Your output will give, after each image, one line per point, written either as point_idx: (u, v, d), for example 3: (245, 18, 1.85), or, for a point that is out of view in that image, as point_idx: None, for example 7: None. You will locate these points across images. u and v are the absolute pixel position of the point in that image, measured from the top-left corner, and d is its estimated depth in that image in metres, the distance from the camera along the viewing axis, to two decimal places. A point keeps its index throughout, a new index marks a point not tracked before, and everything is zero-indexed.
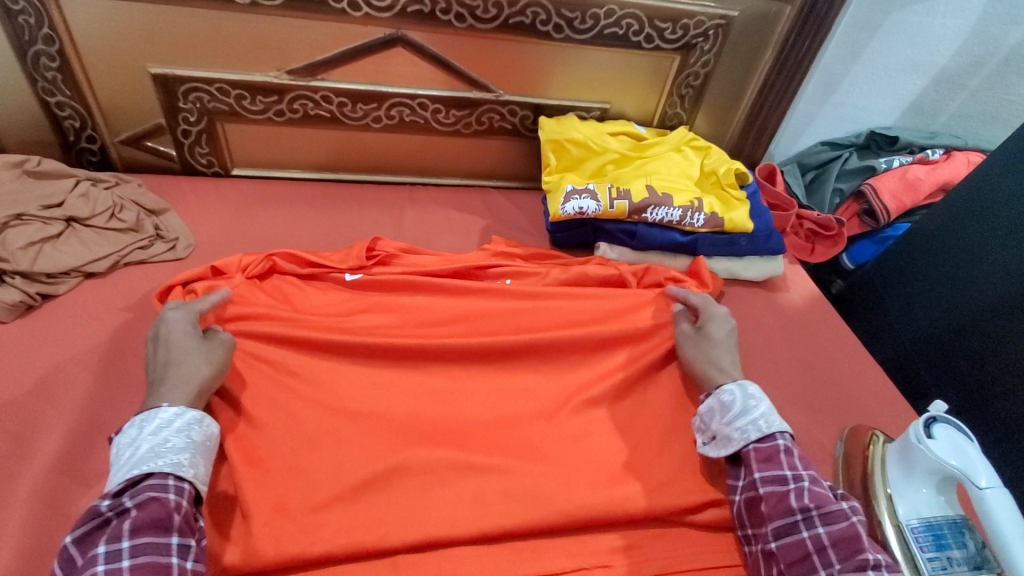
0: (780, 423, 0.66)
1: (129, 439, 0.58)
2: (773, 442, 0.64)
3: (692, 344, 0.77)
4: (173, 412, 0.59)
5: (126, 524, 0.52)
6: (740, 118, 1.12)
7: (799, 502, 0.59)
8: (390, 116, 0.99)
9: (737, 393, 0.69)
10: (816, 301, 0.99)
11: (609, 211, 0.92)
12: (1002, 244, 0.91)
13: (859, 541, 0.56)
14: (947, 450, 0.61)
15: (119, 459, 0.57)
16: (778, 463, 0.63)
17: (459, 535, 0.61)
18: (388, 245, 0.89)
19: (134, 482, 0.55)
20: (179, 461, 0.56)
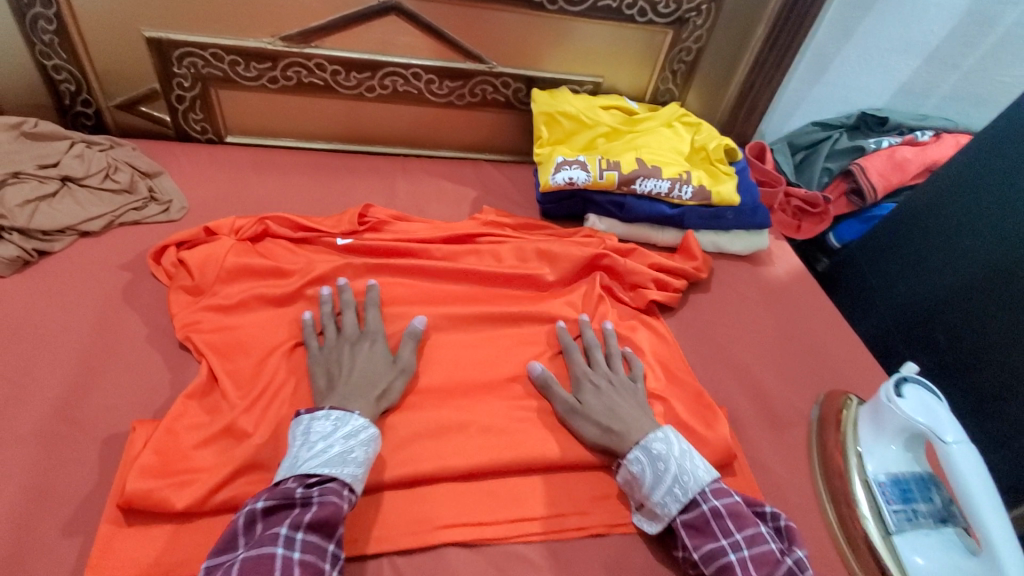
0: (694, 479, 0.61)
1: (322, 433, 0.58)
2: (698, 507, 0.59)
3: (580, 417, 0.68)
4: (363, 424, 0.60)
5: (306, 516, 0.52)
6: (732, 96, 1.13)
7: (745, 574, 0.55)
8: (384, 85, 1.00)
9: (644, 459, 0.62)
10: (800, 275, 1.01)
11: (598, 181, 0.94)
12: (985, 221, 0.92)
13: None
14: (914, 408, 0.63)
15: (304, 445, 0.57)
16: (712, 534, 0.58)
17: (443, 485, 0.62)
18: (380, 212, 0.91)
19: (319, 478, 0.55)
20: (355, 474, 0.57)
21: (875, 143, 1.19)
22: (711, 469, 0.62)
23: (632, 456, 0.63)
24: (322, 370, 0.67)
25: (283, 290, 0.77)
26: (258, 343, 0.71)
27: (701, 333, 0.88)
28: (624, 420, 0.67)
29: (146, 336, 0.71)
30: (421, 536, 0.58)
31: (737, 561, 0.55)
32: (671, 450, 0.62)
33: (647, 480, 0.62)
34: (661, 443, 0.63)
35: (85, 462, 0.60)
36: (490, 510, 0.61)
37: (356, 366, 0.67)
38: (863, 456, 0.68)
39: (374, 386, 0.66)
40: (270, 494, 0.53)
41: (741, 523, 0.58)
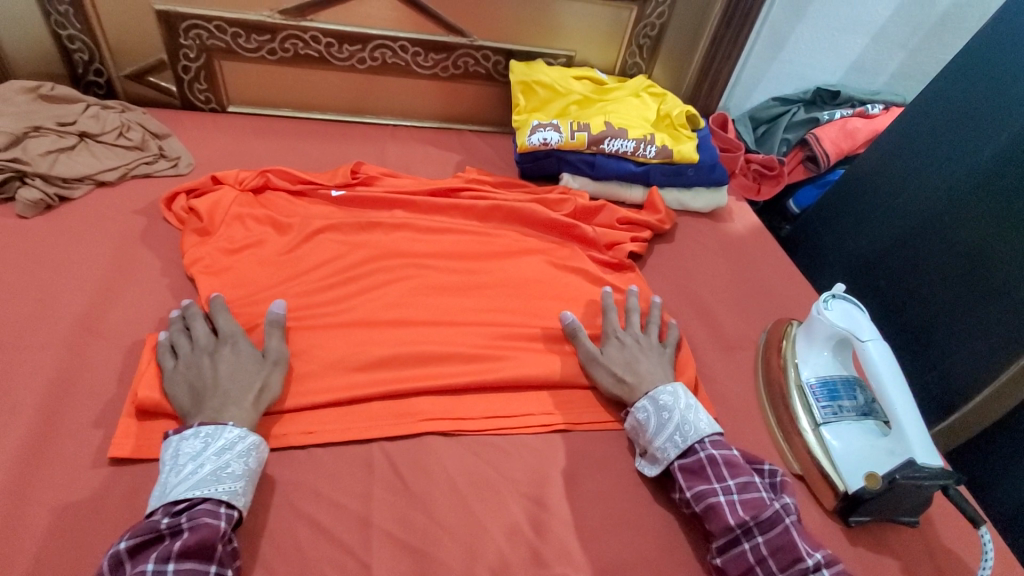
0: (694, 428, 0.66)
1: (191, 453, 0.56)
2: (695, 454, 0.64)
3: (598, 367, 0.74)
4: (237, 435, 0.58)
5: (175, 545, 0.50)
6: (694, 70, 1.23)
7: (736, 517, 0.59)
8: (374, 57, 1.09)
9: (650, 408, 0.68)
10: (756, 229, 1.11)
11: (570, 141, 1.03)
12: (921, 173, 1.00)
13: (797, 546, 0.57)
14: (840, 318, 0.72)
15: (173, 470, 0.55)
16: (706, 478, 0.63)
17: (426, 390, 0.70)
18: (370, 169, 0.99)
19: (189, 503, 0.53)
20: (234, 488, 0.55)
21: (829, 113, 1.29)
22: (713, 423, 0.67)
23: (639, 405, 0.69)
24: (183, 384, 0.62)
25: (283, 231, 0.85)
26: (260, 274, 0.79)
27: (663, 275, 0.97)
28: (638, 372, 0.72)
29: (159, 269, 0.79)
30: (407, 426, 0.67)
31: (728, 502, 0.60)
32: (676, 403, 0.67)
33: (650, 427, 0.67)
34: (669, 395, 0.68)
35: (108, 367, 0.68)
36: (468, 407, 0.70)
37: (220, 372, 0.63)
38: (797, 365, 0.77)
39: (247, 387, 0.62)
40: (135, 531, 0.51)
41: (734, 471, 0.63)
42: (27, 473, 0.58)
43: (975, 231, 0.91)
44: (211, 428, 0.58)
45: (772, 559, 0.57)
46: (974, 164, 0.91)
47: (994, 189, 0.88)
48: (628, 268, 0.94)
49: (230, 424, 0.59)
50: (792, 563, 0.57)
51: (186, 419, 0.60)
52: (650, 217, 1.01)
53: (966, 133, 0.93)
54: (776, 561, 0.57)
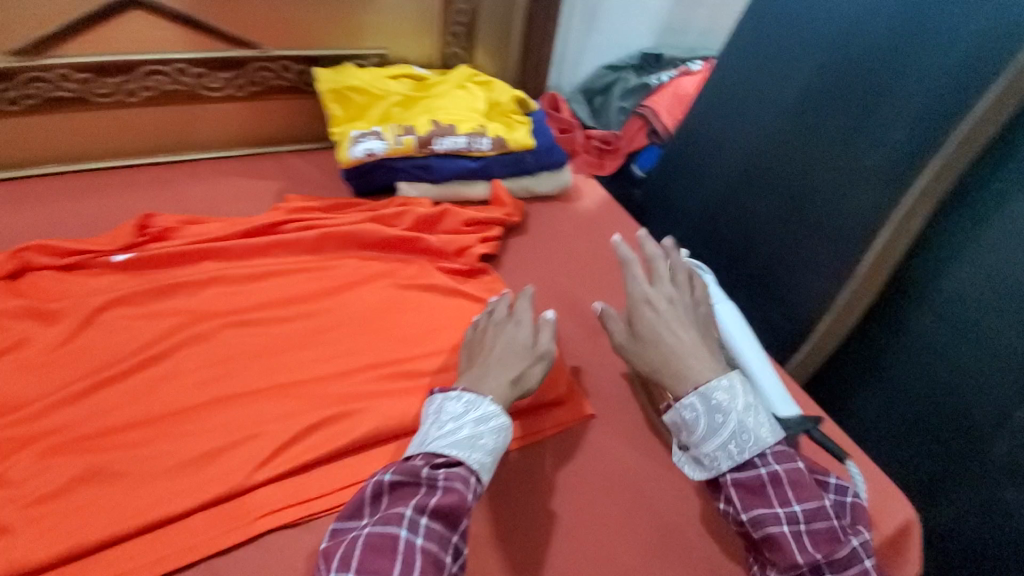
0: (756, 436, 0.58)
1: (454, 414, 0.58)
2: (754, 469, 0.58)
3: (633, 352, 0.68)
4: (495, 410, 0.58)
5: (430, 499, 0.51)
6: (516, 53, 1.18)
7: (805, 557, 0.54)
8: (147, 87, 0.92)
9: (701, 407, 0.60)
10: (606, 203, 1.10)
11: (396, 147, 0.95)
12: (741, 121, 1.02)
13: None
14: (686, 284, 0.73)
15: (436, 424, 0.58)
16: (767, 500, 0.57)
17: (262, 477, 0.59)
18: (165, 219, 0.84)
19: (446, 460, 0.54)
20: (481, 461, 0.55)
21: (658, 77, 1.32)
22: (775, 429, 0.60)
23: (686, 402, 0.61)
24: (467, 351, 0.68)
25: (52, 322, 0.69)
26: (25, 385, 0.63)
27: (521, 273, 0.93)
28: (682, 356, 0.64)
29: None
30: (244, 528, 0.56)
31: (794, 536, 0.55)
32: (733, 403, 0.59)
33: (699, 428, 0.60)
34: (724, 393, 0.60)
35: None
36: (318, 482, 0.60)
37: (497, 346, 0.67)
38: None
39: (510, 368, 0.64)
40: (398, 467, 0.54)
41: (802, 494, 0.57)
42: None
43: (794, 170, 0.94)
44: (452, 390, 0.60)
45: None
46: (783, 107, 0.95)
47: (803, 125, 0.92)
48: (483, 271, 0.89)
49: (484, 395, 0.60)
50: None
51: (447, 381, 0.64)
52: (498, 213, 0.96)
53: (773, 76, 0.97)
54: None
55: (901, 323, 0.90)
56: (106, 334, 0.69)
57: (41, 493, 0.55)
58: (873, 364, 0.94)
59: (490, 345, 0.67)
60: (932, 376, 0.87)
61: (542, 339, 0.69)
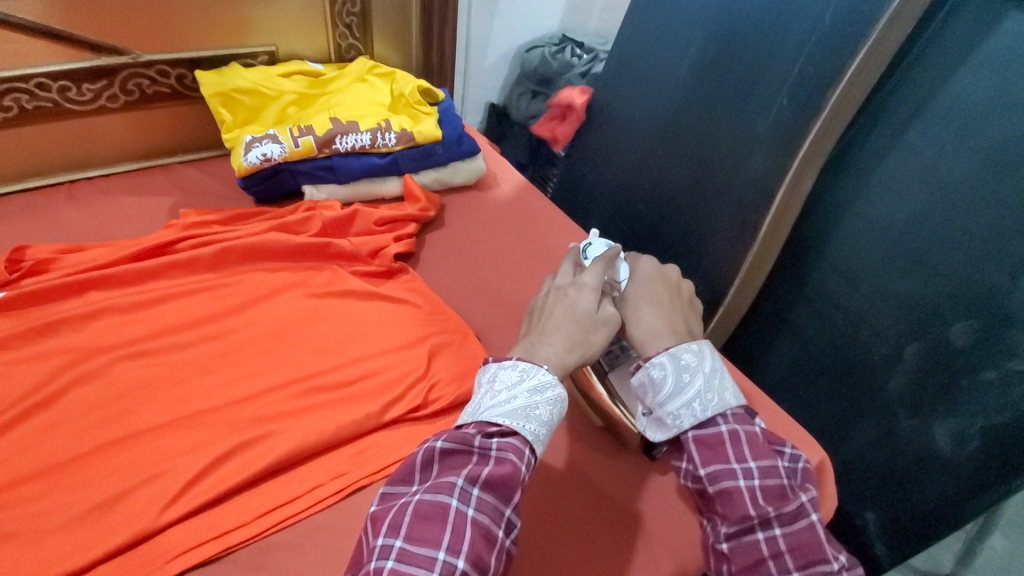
0: (719, 397, 0.59)
1: (509, 382, 0.55)
2: (714, 426, 0.58)
3: (622, 317, 0.66)
4: (550, 379, 0.55)
5: (483, 471, 0.49)
6: (416, 42, 1.14)
7: (756, 509, 0.54)
8: (5, 106, 0.84)
9: (669, 367, 0.60)
10: (523, 187, 1.10)
11: (295, 150, 0.90)
12: (645, 98, 1.05)
13: (815, 544, 0.53)
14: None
15: (490, 393, 0.55)
16: (723, 456, 0.57)
17: (171, 517, 0.55)
18: (39, 251, 0.76)
19: (499, 430, 0.52)
20: (536, 432, 0.53)
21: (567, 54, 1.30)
22: (738, 394, 0.60)
23: (655, 361, 0.61)
24: (532, 313, 0.65)
25: None
26: None
27: (441, 269, 0.92)
28: (666, 324, 0.64)
29: None
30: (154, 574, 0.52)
31: (747, 489, 0.55)
32: (700, 365, 0.60)
33: (666, 387, 0.59)
34: (692, 356, 0.60)
35: None
36: (235, 512, 0.57)
37: (556, 313, 0.62)
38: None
39: (557, 338, 0.60)
40: (451, 434, 0.52)
41: (757, 453, 0.56)
42: None
43: (695, 141, 0.97)
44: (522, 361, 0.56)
45: (789, 555, 0.53)
46: (680, 80, 0.98)
47: (700, 97, 0.95)
48: (399, 271, 0.87)
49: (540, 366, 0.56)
50: (808, 560, 0.53)
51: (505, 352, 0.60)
52: (411, 209, 0.94)
53: (667, 53, 1.00)
54: (793, 557, 0.53)
55: (803, 279, 0.95)
56: None
57: None
58: (782, 320, 1.01)
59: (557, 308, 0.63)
60: (832, 325, 0.93)
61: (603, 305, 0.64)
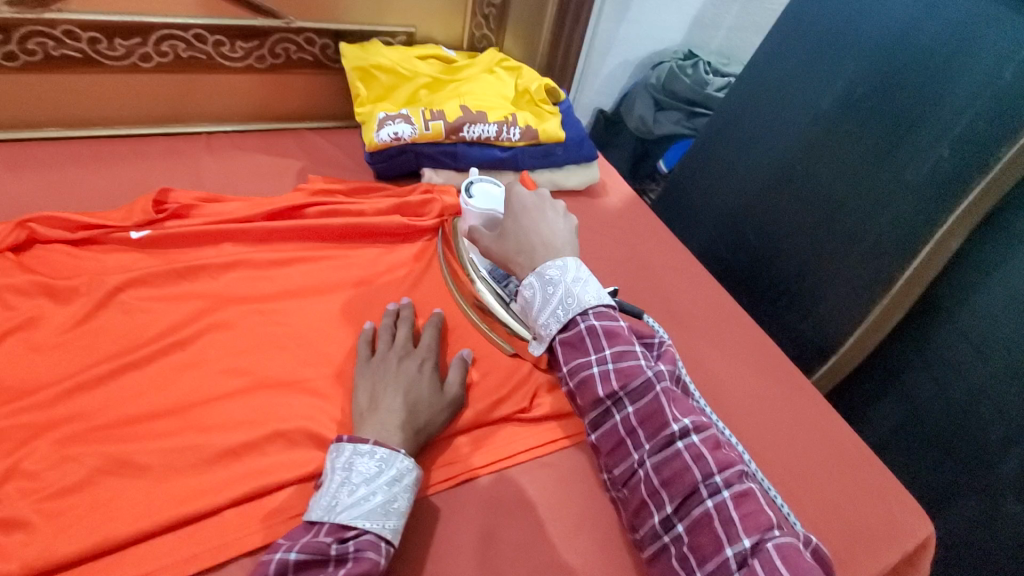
0: (578, 300, 0.66)
1: (366, 475, 0.53)
2: (574, 327, 0.65)
3: (495, 242, 0.73)
4: (407, 466, 0.55)
5: (341, 574, 0.47)
6: (546, 37, 1.15)
7: (606, 389, 0.61)
8: (162, 52, 0.87)
9: (536, 284, 0.67)
10: (631, 200, 1.08)
11: (425, 133, 0.91)
12: (774, 126, 1.02)
13: (662, 413, 0.58)
14: (484, 203, 0.79)
15: (345, 487, 0.52)
16: (583, 350, 0.64)
17: (295, 477, 0.56)
18: (182, 196, 0.79)
19: (356, 531, 0.50)
20: (396, 526, 0.52)
21: (691, 70, 1.28)
22: (600, 295, 0.67)
23: (526, 283, 0.68)
24: (366, 385, 0.63)
25: (67, 303, 0.65)
26: (39, 368, 0.59)
27: None
28: (533, 244, 0.70)
29: None
30: (275, 529, 0.53)
31: (599, 374, 0.62)
32: (563, 277, 0.67)
33: (535, 302, 0.67)
34: (556, 269, 0.67)
35: None
36: None
37: (402, 384, 0.62)
38: (473, 261, 0.78)
39: (418, 414, 0.60)
40: (302, 546, 0.48)
41: (614, 340, 0.63)
42: None
43: (826, 179, 0.95)
44: (383, 447, 0.55)
45: (641, 428, 0.59)
46: (818, 114, 0.95)
47: (838, 134, 0.93)
48: None
49: (402, 451, 0.56)
50: (659, 429, 0.58)
51: (359, 427, 0.58)
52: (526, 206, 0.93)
53: (806, 82, 0.97)
54: (645, 429, 0.59)
55: (920, 338, 0.91)
56: (124, 318, 0.65)
57: (56, 486, 0.51)
58: (889, 374, 0.96)
59: (390, 388, 0.62)
60: (944, 389, 0.88)
61: (449, 381, 0.65)
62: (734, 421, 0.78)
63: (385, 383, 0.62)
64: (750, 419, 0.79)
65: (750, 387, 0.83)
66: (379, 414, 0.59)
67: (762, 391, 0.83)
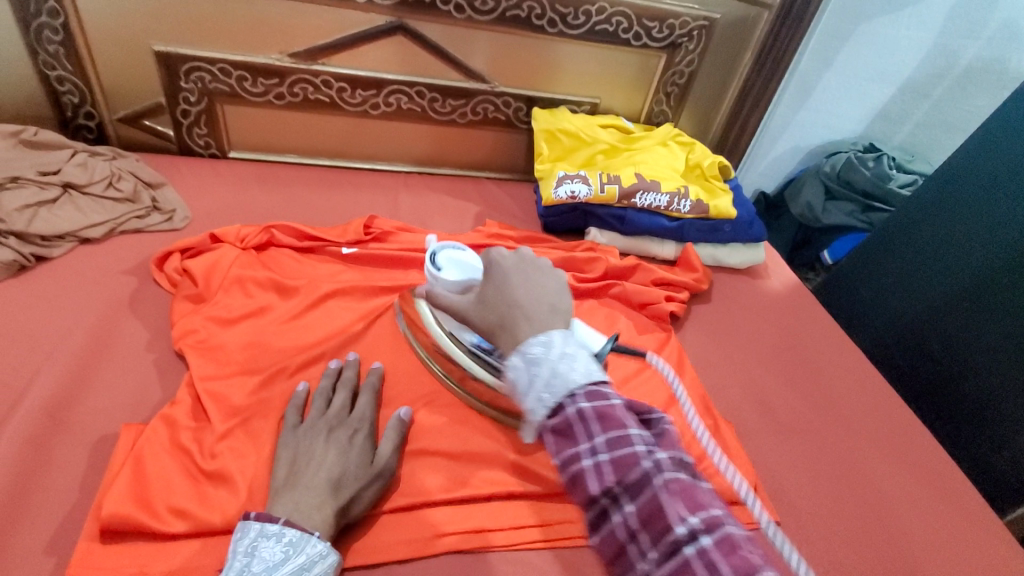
0: (565, 380, 0.46)
1: (269, 562, 0.46)
2: (561, 411, 0.45)
3: (474, 310, 0.58)
4: (320, 552, 0.48)
5: None
6: (721, 118, 1.18)
7: (599, 487, 0.43)
8: (388, 102, 1.02)
9: (520, 363, 0.49)
10: (796, 287, 1.04)
11: (600, 194, 0.96)
12: (980, 229, 0.93)
13: (665, 515, 0.40)
14: (454, 273, 0.68)
15: None
16: (573, 438, 0.44)
17: (453, 496, 0.60)
18: (385, 223, 0.91)
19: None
20: None
21: (873, 163, 1.23)
22: (593, 369, 0.47)
23: (511, 362, 0.50)
24: (287, 456, 0.56)
25: (288, 298, 0.76)
26: (261, 349, 0.69)
27: (702, 343, 0.89)
28: (516, 316, 0.53)
29: (145, 341, 0.69)
30: (426, 544, 0.56)
31: (589, 469, 0.43)
32: (548, 353, 0.48)
33: (522, 386, 0.48)
34: (541, 346, 0.48)
35: (71, 467, 0.56)
36: (501, 515, 0.60)
37: (326, 457, 0.56)
38: (452, 335, 0.67)
39: (339, 492, 0.53)
40: None
41: (607, 426, 0.43)
42: None
43: None
44: (284, 529, 0.48)
45: (644, 533, 0.41)
46: None
47: None
48: (665, 333, 0.87)
49: (315, 534, 0.49)
50: (664, 536, 0.40)
51: (274, 503, 0.51)
52: (688, 278, 0.94)
53: (1016, 187, 0.88)
54: (648, 535, 0.41)
55: None
56: (330, 320, 0.75)
57: (257, 451, 0.59)
58: None
59: (303, 462, 0.55)
60: None
61: (380, 450, 0.59)
62: (915, 554, 0.69)
63: (297, 459, 0.56)
64: (934, 556, 0.69)
65: (935, 520, 0.73)
66: (295, 490, 0.52)
67: (951, 529, 0.72)
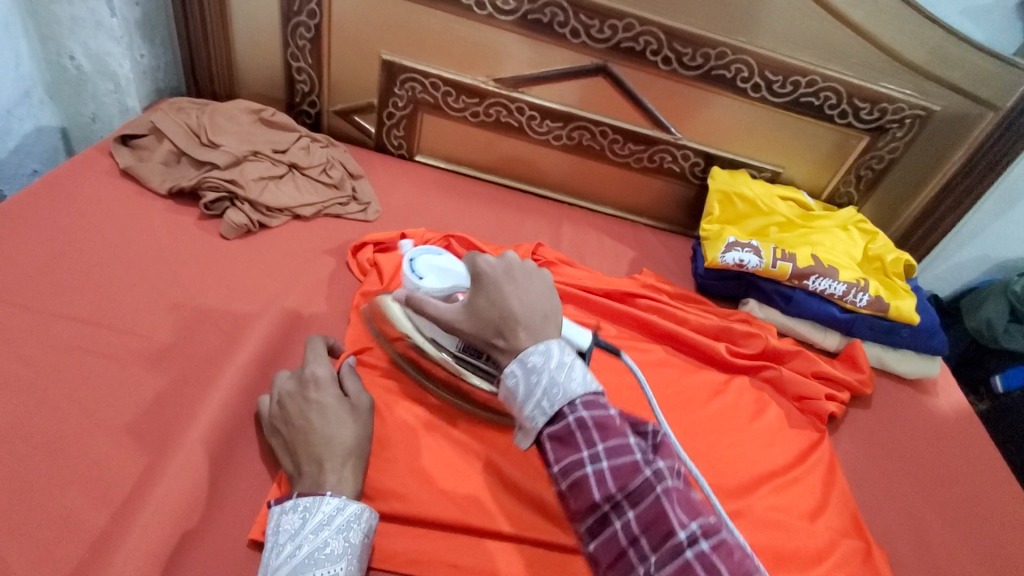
0: (565, 388, 0.46)
1: (291, 529, 0.50)
2: (563, 419, 0.45)
3: (465, 324, 0.53)
4: (336, 506, 0.51)
5: None
6: (911, 212, 1.09)
7: (601, 492, 0.43)
8: (571, 136, 1.05)
9: (519, 370, 0.48)
10: (969, 414, 0.93)
11: (770, 269, 0.92)
12: None
13: (666, 518, 0.41)
14: (438, 280, 0.69)
15: (274, 551, 0.49)
16: (575, 445, 0.44)
17: None
18: (549, 253, 0.93)
19: None
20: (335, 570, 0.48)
21: None
22: (592, 378, 0.47)
23: (508, 369, 0.49)
24: (281, 444, 0.58)
25: None
26: None
27: (856, 449, 0.83)
28: (514, 327, 0.50)
29: (335, 321, 0.76)
30: None
31: (593, 473, 0.43)
32: (547, 363, 0.47)
33: (519, 394, 0.47)
34: (540, 354, 0.48)
35: None
36: None
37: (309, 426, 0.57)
38: (433, 341, 0.65)
39: (345, 449, 0.56)
40: None
41: (609, 434, 0.44)
42: (176, 529, 0.53)
43: None
44: (295, 501, 0.52)
45: (645, 538, 0.41)
46: None
47: None
48: (821, 433, 0.81)
49: (329, 493, 0.52)
50: (664, 540, 0.41)
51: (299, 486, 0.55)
52: (852, 378, 0.87)
53: None
54: (648, 540, 0.41)
55: None
56: None
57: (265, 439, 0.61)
58: None
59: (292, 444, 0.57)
60: None
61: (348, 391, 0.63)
62: None
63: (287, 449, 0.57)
64: None
65: None
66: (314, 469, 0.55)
67: None
